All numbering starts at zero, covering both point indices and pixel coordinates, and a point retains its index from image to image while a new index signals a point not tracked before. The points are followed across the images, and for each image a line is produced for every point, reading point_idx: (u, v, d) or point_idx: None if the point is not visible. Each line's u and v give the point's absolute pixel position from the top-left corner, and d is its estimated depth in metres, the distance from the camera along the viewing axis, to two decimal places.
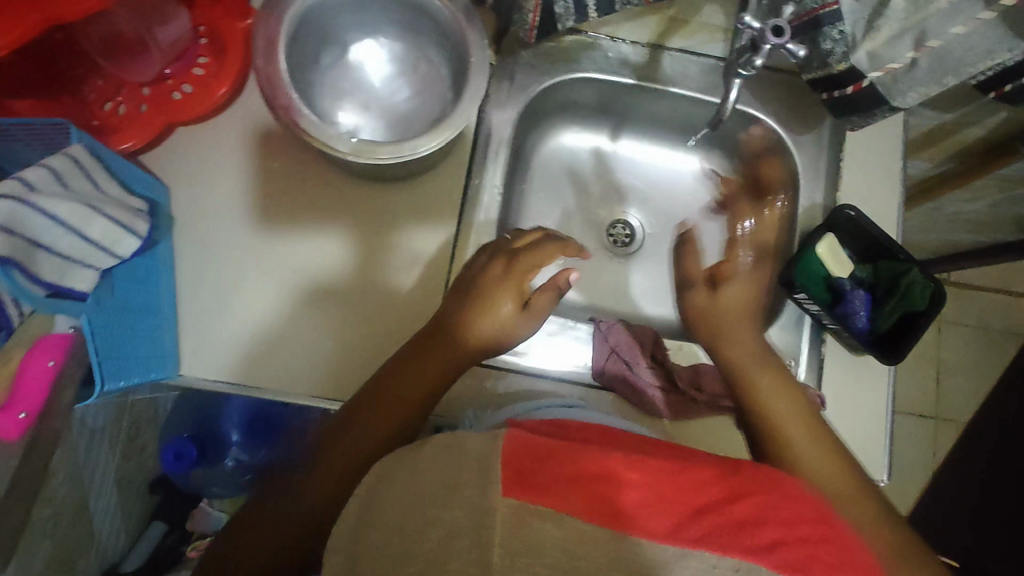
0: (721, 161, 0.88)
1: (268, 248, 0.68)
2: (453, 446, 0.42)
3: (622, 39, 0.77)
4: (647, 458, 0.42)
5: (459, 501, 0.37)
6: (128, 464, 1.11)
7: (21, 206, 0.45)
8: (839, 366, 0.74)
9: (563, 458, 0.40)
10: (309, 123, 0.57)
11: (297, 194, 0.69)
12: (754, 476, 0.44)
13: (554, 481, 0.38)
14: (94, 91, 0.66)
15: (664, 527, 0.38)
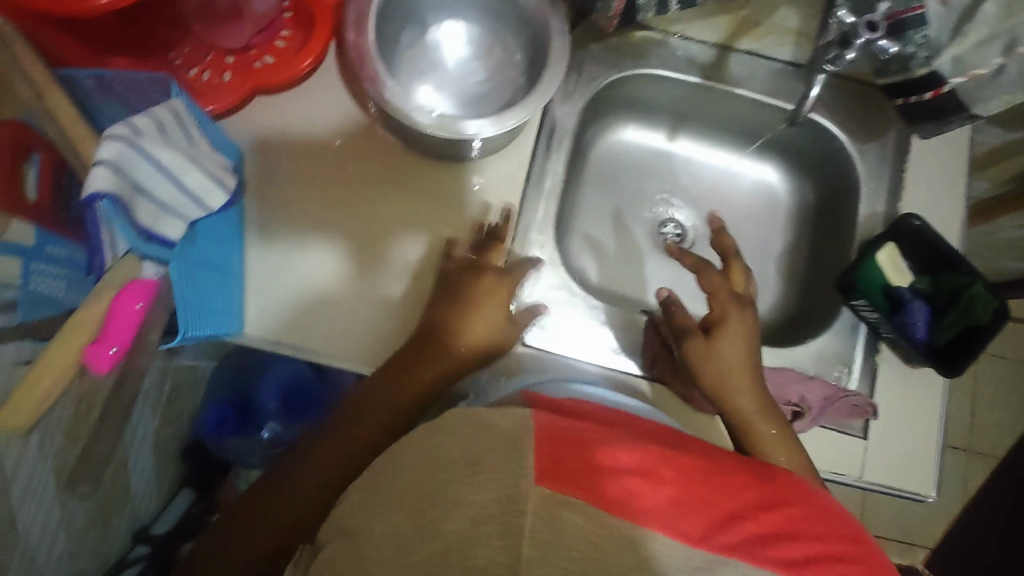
0: (779, 167, 0.88)
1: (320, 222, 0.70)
2: (477, 419, 0.43)
3: (691, 38, 0.78)
4: (677, 458, 0.43)
5: (491, 479, 0.38)
6: (167, 428, 1.14)
7: (130, 149, 0.47)
8: (892, 376, 0.73)
9: (597, 448, 0.41)
10: (393, 94, 0.59)
11: (350, 173, 0.71)
12: (778, 489, 0.45)
13: (591, 472, 0.39)
14: (180, 56, 0.67)
15: (694, 531, 0.39)
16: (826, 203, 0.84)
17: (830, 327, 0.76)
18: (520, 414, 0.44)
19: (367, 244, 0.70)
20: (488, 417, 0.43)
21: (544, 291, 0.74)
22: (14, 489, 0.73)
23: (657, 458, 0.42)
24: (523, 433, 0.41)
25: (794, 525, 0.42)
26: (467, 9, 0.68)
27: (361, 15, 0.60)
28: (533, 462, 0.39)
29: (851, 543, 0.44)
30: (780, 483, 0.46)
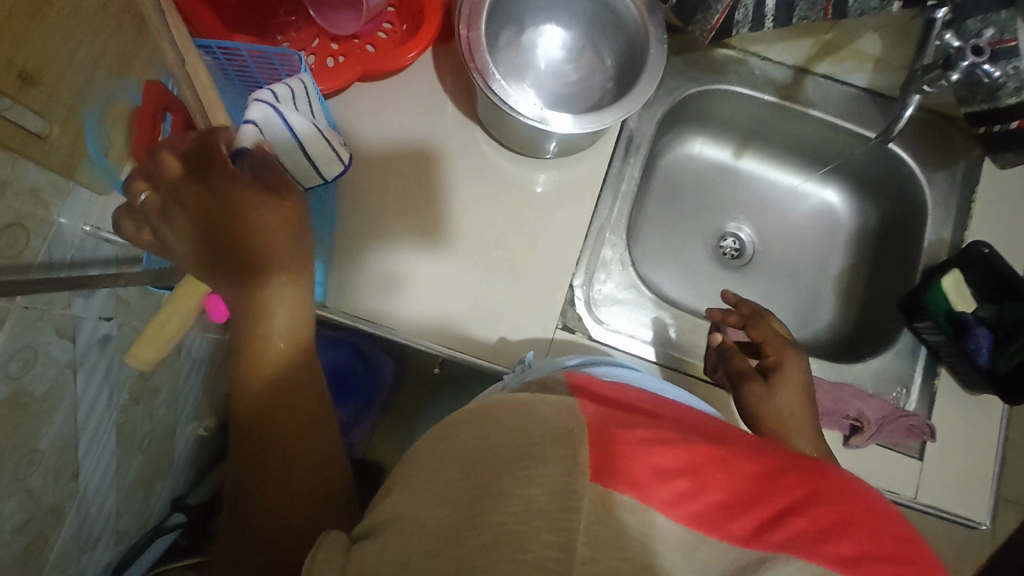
0: (842, 190, 0.90)
1: (389, 206, 0.73)
2: (529, 407, 0.43)
3: (769, 59, 0.81)
4: (726, 457, 0.41)
5: (542, 474, 0.37)
6: (212, 401, 1.16)
7: (272, 111, 0.56)
8: (949, 400, 0.74)
9: (645, 445, 0.39)
10: (499, 87, 0.62)
11: (417, 162, 0.75)
12: (827, 484, 0.42)
13: (639, 470, 0.37)
14: (288, 39, 0.72)
15: (745, 531, 0.37)
16: (888, 228, 0.86)
17: (889, 348, 0.77)
18: (567, 405, 0.42)
19: (429, 231, 0.73)
20: (536, 408, 0.42)
21: (612, 289, 0.76)
22: (86, 439, 0.76)
23: (705, 456, 0.40)
24: (575, 426, 0.40)
25: (848, 520, 0.39)
26: (565, 15, 0.72)
27: (471, 10, 0.63)
28: (587, 460, 0.37)
29: (903, 543, 0.40)
30: (831, 477, 0.43)
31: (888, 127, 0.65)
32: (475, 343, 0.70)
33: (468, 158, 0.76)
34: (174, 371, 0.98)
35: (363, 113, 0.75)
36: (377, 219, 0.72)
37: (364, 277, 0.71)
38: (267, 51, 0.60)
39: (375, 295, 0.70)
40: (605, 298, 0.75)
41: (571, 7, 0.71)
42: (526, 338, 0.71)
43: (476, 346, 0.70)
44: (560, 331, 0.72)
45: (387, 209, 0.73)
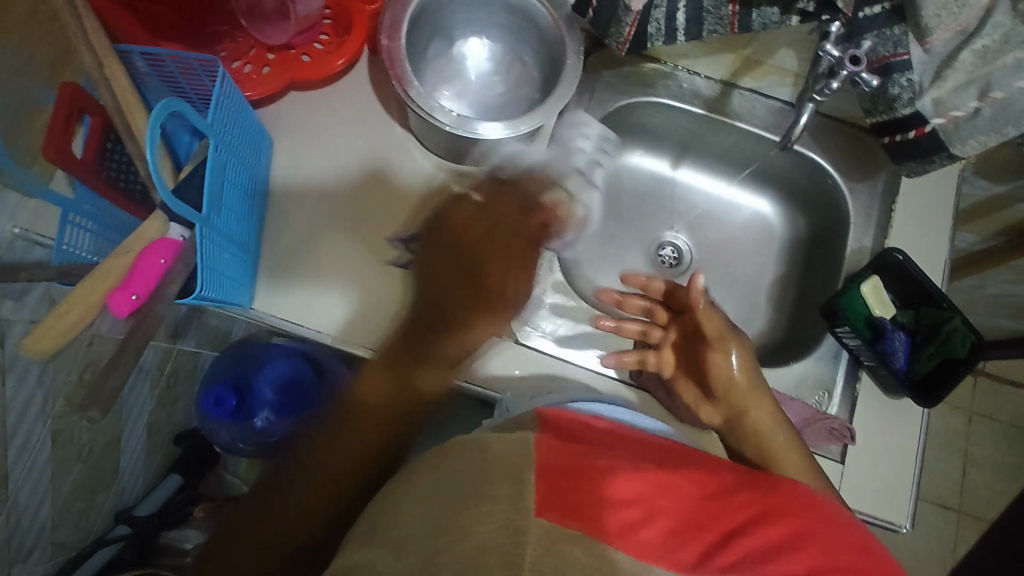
0: (775, 200, 0.92)
1: (343, 222, 0.74)
2: (483, 446, 0.44)
3: (698, 73, 0.84)
4: (675, 483, 0.43)
5: (497, 511, 0.36)
6: (163, 412, 1.14)
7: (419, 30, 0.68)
8: (871, 404, 0.75)
9: (600, 479, 0.41)
10: (417, 94, 0.64)
11: (378, 182, 0.76)
12: (778, 499, 0.44)
13: (589, 502, 0.38)
14: (226, 50, 0.73)
15: (692, 559, 0.38)
16: (817, 236, 0.88)
17: (813, 353, 0.79)
18: (523, 441, 0.44)
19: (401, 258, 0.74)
20: (493, 446, 0.44)
21: (541, 294, 0.77)
22: (12, 446, 0.74)
23: (656, 486, 0.41)
24: (526, 461, 0.41)
25: (797, 535, 0.41)
26: (493, 28, 0.74)
27: (393, 20, 0.65)
28: (535, 493, 0.38)
29: (853, 552, 0.41)
30: (783, 493, 0.45)
31: (788, 140, 0.69)
32: None
33: (399, 166, 0.77)
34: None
35: (298, 121, 0.77)
36: (330, 235, 0.74)
37: (329, 301, 0.72)
38: (187, 57, 0.59)
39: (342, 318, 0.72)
40: (533, 303, 0.76)
41: (497, 20, 0.73)
42: None
43: None
44: (487, 334, 0.73)
45: (357, 239, 0.74)
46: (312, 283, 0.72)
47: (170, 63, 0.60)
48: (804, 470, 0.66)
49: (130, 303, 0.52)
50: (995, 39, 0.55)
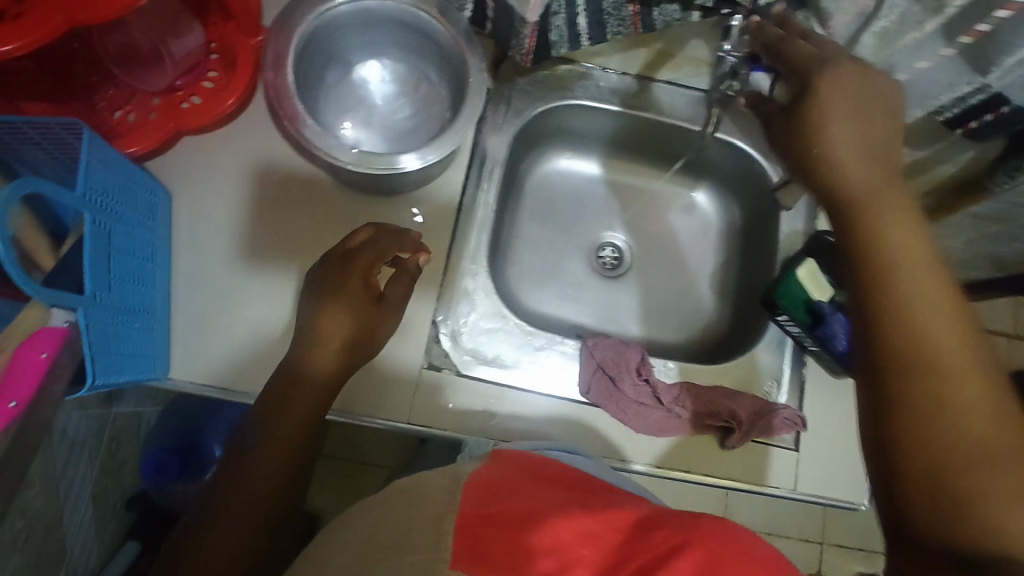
0: (708, 189, 0.91)
1: (268, 254, 0.70)
2: (406, 497, 0.43)
3: (613, 69, 0.81)
4: (594, 526, 0.40)
5: (412, 563, 0.37)
6: (107, 480, 1.04)
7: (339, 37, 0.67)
8: (819, 387, 0.76)
9: (520, 522, 0.39)
10: (313, 133, 0.60)
11: (301, 206, 0.71)
12: (702, 530, 0.40)
13: (503, 557, 0.37)
14: (105, 99, 0.67)
15: None
16: (751, 222, 0.88)
17: (758, 343, 0.78)
18: (451, 484, 0.43)
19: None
20: (422, 490, 0.43)
21: (477, 319, 0.74)
22: None
23: (581, 531, 0.39)
24: (447, 509, 0.40)
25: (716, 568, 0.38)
26: (393, 48, 0.70)
27: (277, 54, 0.61)
28: (451, 547, 0.38)
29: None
30: (706, 526, 0.41)
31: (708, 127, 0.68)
32: (380, 399, 0.69)
33: (312, 205, 0.71)
34: (50, 463, 0.84)
35: (194, 165, 0.71)
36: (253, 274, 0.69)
37: (271, 314, 0.68)
38: (43, 121, 0.52)
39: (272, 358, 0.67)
40: (471, 329, 0.74)
41: (396, 40, 0.69)
42: (395, 374, 0.70)
43: (354, 403, 0.69)
44: (426, 370, 0.71)
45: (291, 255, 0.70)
46: (244, 325, 0.68)
47: (26, 130, 0.53)
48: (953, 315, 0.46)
49: (8, 412, 0.47)
50: (893, 19, 0.54)
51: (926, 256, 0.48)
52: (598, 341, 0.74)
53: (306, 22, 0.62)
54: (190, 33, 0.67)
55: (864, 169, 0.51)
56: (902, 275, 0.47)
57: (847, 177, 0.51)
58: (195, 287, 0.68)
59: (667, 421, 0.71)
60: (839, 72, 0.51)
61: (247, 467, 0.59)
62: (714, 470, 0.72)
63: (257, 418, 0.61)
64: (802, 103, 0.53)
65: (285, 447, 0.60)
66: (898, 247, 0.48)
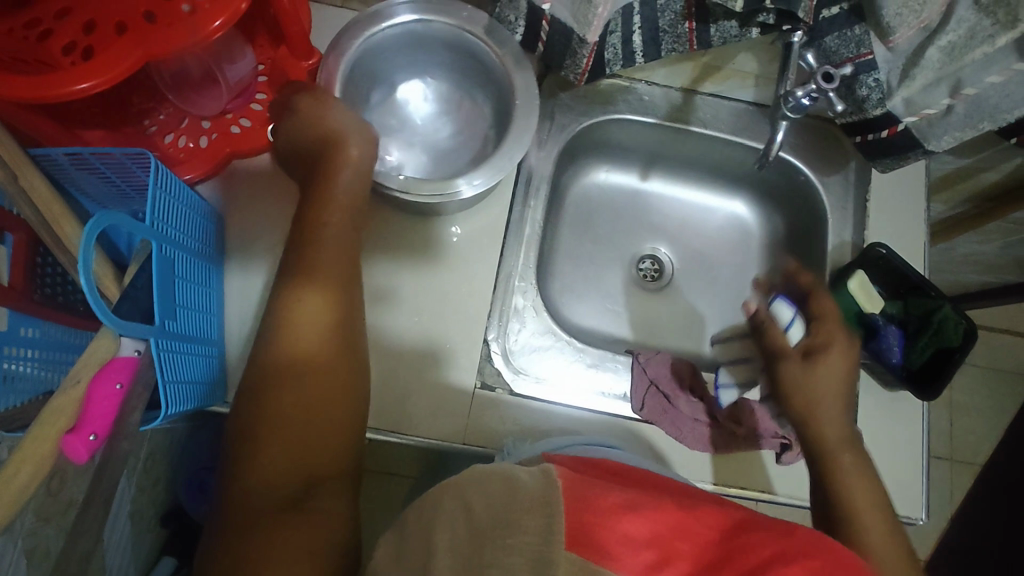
0: (748, 200, 0.91)
1: (263, 246, 0.69)
2: (488, 476, 0.40)
3: (656, 83, 0.81)
4: (688, 524, 0.38)
5: (518, 546, 0.34)
6: (144, 497, 1.05)
7: (382, 59, 0.67)
8: (874, 400, 0.75)
9: (622, 510, 0.37)
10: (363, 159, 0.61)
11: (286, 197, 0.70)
12: (801, 543, 0.39)
13: (612, 541, 0.35)
14: (155, 123, 0.67)
15: None
16: (794, 232, 0.87)
17: None
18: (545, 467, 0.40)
19: (377, 287, 0.71)
20: (514, 476, 0.39)
21: (529, 337, 0.74)
22: None
23: (671, 525, 0.37)
24: (550, 492, 0.37)
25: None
26: (436, 68, 0.71)
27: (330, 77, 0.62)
28: (562, 524, 0.35)
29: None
30: (796, 537, 0.40)
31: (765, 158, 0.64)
32: (430, 419, 0.68)
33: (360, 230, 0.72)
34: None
35: (244, 188, 0.71)
36: (264, 273, 0.69)
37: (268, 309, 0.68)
38: (112, 153, 0.53)
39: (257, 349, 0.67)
40: (522, 347, 0.73)
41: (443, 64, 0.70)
42: (448, 400, 0.69)
43: (394, 418, 0.68)
44: (480, 390, 0.70)
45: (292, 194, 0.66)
46: (245, 326, 0.67)
47: (92, 159, 0.54)
48: (874, 509, 0.58)
49: (88, 445, 0.47)
50: (961, 33, 0.53)
51: (881, 506, 0.59)
52: (650, 357, 0.74)
53: (354, 45, 0.62)
54: (245, 57, 0.68)
55: (864, 485, 0.60)
56: (857, 502, 0.58)
57: (825, 422, 0.63)
58: (246, 311, 0.67)
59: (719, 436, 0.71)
60: (845, 350, 0.67)
61: (273, 430, 0.52)
62: (768, 487, 0.71)
63: (263, 371, 0.54)
64: (817, 360, 0.66)
65: (311, 374, 0.55)
66: (858, 505, 0.58)
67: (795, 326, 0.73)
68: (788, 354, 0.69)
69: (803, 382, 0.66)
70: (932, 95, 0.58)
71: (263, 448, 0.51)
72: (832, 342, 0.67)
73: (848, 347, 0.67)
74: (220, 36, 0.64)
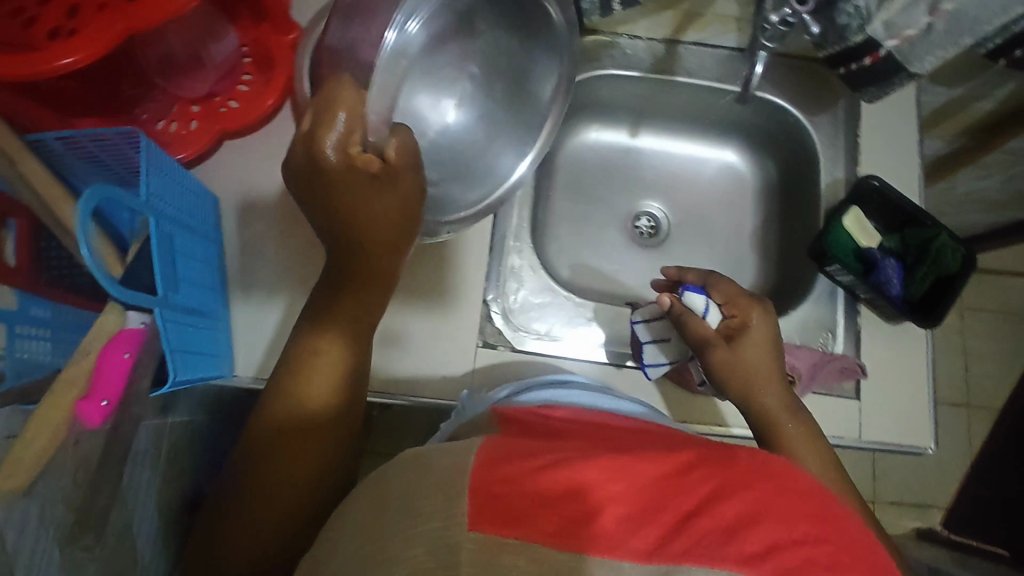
0: (739, 149, 0.91)
1: (261, 226, 0.71)
2: (419, 461, 0.42)
3: (639, 36, 0.81)
4: (630, 464, 0.39)
5: (422, 531, 0.35)
6: (170, 487, 1.08)
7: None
8: (876, 334, 0.75)
9: (549, 467, 0.38)
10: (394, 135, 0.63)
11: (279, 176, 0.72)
12: (742, 471, 0.40)
13: (532, 499, 0.36)
14: (146, 111, 0.69)
15: (647, 545, 0.35)
16: (787, 176, 0.87)
17: (809, 296, 0.78)
18: (462, 448, 0.41)
19: None
20: (432, 459, 0.41)
21: (527, 296, 0.75)
22: None
23: (609, 470, 0.38)
24: (459, 473, 0.38)
25: (759, 505, 0.37)
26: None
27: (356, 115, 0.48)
28: (467, 507, 0.35)
29: (817, 520, 0.37)
30: (740, 468, 0.40)
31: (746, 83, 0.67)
32: (434, 382, 0.69)
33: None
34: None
35: (236, 169, 0.72)
36: (266, 251, 0.71)
37: (272, 283, 0.71)
38: (104, 133, 0.55)
39: (261, 326, 0.70)
40: (521, 305, 0.75)
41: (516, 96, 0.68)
42: (450, 365, 0.70)
43: (400, 382, 0.69)
44: (482, 349, 0.71)
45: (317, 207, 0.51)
46: (249, 307, 0.70)
47: (84, 140, 0.55)
48: (818, 456, 0.60)
49: (101, 410, 0.49)
50: None
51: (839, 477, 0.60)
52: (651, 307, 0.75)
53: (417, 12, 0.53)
54: (227, 37, 0.68)
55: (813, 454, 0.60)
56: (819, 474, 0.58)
57: (768, 404, 0.63)
58: (248, 289, 0.70)
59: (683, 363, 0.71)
60: (765, 329, 0.65)
61: (260, 435, 0.56)
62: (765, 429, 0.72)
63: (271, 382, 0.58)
64: (739, 343, 0.64)
65: (317, 379, 0.56)
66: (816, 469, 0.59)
67: (711, 311, 0.66)
68: (711, 341, 0.64)
69: (738, 374, 0.63)
70: (910, 14, 0.58)
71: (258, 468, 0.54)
72: (748, 319, 0.65)
73: (767, 328, 0.65)
74: (201, 14, 0.64)
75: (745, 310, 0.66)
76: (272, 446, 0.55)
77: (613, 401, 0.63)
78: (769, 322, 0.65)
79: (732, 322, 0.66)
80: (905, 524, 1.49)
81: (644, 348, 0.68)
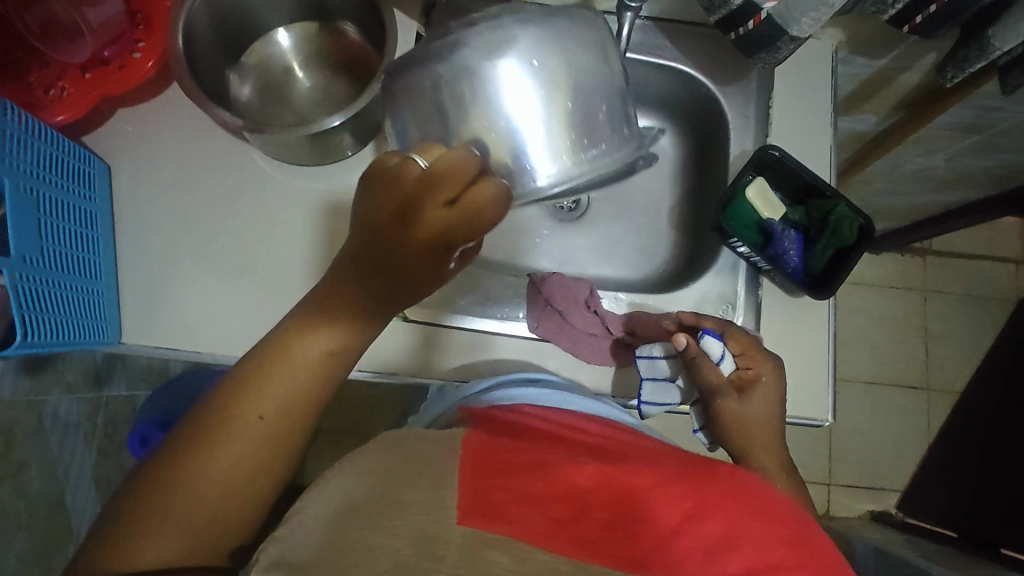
0: (659, 121, 0.89)
1: (153, 193, 0.71)
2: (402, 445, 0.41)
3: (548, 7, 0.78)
4: (617, 472, 0.37)
5: (405, 525, 0.32)
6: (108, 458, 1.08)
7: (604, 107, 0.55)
8: (776, 307, 0.74)
9: (538, 468, 0.36)
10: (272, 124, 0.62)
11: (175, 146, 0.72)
12: (719, 487, 0.38)
13: (511, 502, 0.33)
14: (36, 77, 0.68)
15: (627, 554, 0.33)
16: (702, 147, 0.86)
17: (712, 268, 0.77)
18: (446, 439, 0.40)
19: (259, 224, 0.70)
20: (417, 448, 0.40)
21: None
22: None
23: (595, 475, 0.36)
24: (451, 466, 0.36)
25: (738, 527, 0.35)
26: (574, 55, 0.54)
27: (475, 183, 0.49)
28: (457, 497, 0.33)
29: (794, 546, 0.36)
30: (718, 483, 0.38)
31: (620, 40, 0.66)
32: None
33: (237, 172, 0.72)
34: None
35: (131, 137, 0.72)
36: (155, 218, 0.70)
37: (160, 251, 0.70)
38: None
39: (147, 291, 0.69)
40: None
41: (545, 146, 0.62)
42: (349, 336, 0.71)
43: None
44: None
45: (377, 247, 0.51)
46: (135, 273, 0.69)
47: None
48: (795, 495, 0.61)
49: None
50: None
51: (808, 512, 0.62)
52: (544, 277, 0.75)
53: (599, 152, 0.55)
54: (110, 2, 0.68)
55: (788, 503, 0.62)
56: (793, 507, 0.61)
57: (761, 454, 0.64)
58: (139, 252, 0.70)
59: (586, 341, 0.72)
60: (773, 380, 0.66)
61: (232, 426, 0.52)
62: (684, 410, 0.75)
63: (251, 371, 0.53)
64: (748, 392, 0.65)
65: (298, 378, 0.53)
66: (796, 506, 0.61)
67: (726, 361, 0.66)
68: (722, 391, 0.65)
69: (742, 423, 0.65)
70: None
71: (216, 459, 0.51)
72: (760, 374, 0.66)
73: (773, 379, 0.66)
74: None
75: (757, 361, 0.66)
76: (233, 445, 0.51)
77: (575, 399, 0.61)
78: (780, 373, 0.67)
79: (746, 370, 0.66)
80: (859, 507, 1.44)
81: (643, 384, 0.68)
